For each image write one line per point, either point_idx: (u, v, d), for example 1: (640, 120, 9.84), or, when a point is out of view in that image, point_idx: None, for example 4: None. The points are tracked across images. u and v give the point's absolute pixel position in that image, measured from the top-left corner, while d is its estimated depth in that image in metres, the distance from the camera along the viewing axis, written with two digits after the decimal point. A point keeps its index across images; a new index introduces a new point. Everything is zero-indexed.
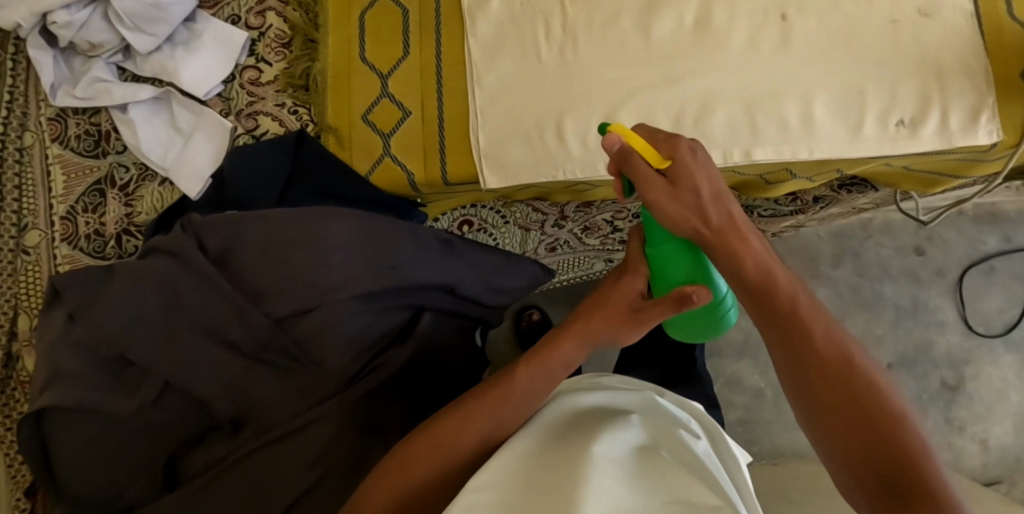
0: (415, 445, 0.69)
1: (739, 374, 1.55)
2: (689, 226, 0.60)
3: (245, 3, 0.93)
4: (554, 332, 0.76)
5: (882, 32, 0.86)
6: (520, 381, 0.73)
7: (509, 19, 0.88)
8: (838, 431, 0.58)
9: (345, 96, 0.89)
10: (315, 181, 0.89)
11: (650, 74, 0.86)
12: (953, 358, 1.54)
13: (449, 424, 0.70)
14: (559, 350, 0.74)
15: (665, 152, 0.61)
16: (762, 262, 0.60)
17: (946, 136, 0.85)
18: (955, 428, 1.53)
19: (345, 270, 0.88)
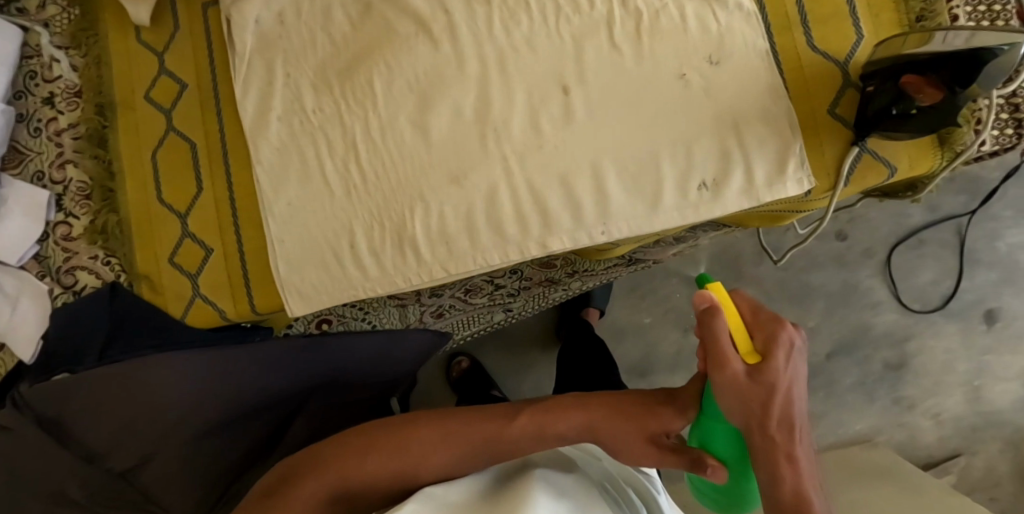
0: (377, 445, 0.75)
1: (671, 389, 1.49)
2: (744, 415, 0.63)
3: (47, 158, 0.92)
4: (575, 400, 0.77)
5: (671, 89, 0.81)
6: (516, 426, 0.76)
7: (291, 141, 0.86)
8: None
9: (150, 241, 0.89)
10: (139, 331, 0.89)
11: (437, 175, 0.83)
12: (894, 337, 1.48)
13: (436, 436, 0.76)
14: (559, 422, 0.76)
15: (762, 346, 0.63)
16: (801, 492, 0.63)
17: (752, 192, 0.81)
18: (905, 407, 1.48)
19: (179, 408, 0.90)
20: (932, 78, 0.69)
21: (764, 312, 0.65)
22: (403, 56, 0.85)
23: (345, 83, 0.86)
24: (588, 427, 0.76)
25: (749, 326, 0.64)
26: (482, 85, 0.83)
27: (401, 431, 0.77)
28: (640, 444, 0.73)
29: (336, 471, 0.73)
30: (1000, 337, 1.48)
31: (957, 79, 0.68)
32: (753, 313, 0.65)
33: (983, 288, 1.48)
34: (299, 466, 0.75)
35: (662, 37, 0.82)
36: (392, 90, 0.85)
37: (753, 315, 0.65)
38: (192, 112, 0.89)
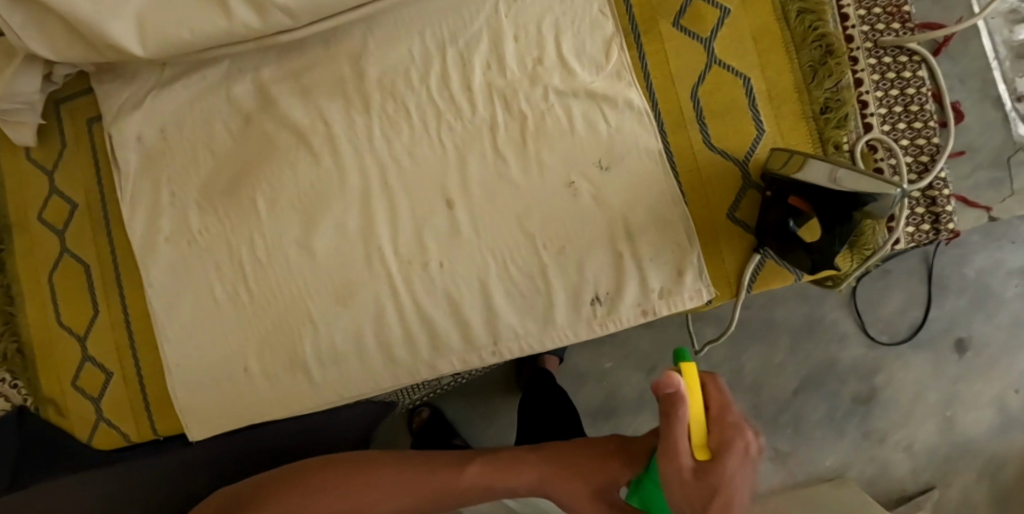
0: (342, 479, 0.71)
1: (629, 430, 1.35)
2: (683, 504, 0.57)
3: None
4: (533, 453, 0.75)
5: (559, 199, 0.76)
6: (467, 473, 0.73)
7: (181, 262, 0.84)
8: None
9: (51, 365, 0.88)
10: (43, 458, 0.86)
11: (323, 297, 0.80)
12: (861, 369, 1.36)
13: (392, 480, 0.72)
14: (525, 470, 0.74)
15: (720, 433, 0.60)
16: None
17: (648, 305, 0.76)
18: (875, 441, 1.35)
19: None
20: (816, 208, 0.68)
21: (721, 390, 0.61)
22: (284, 170, 0.81)
23: (229, 202, 0.83)
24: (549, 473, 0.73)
25: (710, 420, 0.59)
26: (364, 200, 0.80)
27: (382, 459, 0.74)
28: (598, 502, 0.71)
29: (297, 495, 0.69)
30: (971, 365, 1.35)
31: (834, 212, 0.67)
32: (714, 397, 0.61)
33: (954, 315, 1.35)
34: (267, 485, 0.71)
35: (548, 142, 0.77)
36: (274, 208, 0.82)
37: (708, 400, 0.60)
38: (84, 234, 0.88)
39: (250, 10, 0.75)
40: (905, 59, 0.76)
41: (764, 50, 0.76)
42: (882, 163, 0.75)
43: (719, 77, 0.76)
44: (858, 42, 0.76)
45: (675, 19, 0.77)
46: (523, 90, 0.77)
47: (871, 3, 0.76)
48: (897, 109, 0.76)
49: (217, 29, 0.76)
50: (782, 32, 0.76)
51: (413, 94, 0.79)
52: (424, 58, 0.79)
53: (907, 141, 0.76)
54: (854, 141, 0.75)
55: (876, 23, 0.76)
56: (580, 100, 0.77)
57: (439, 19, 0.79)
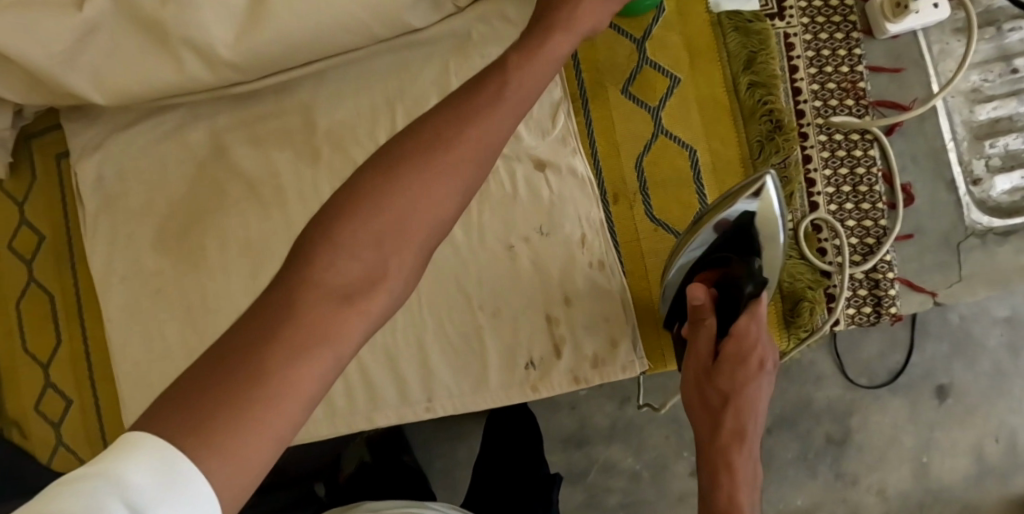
0: (349, 212, 0.49)
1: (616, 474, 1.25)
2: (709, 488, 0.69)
3: None
4: (479, 99, 0.54)
5: (496, 264, 0.77)
6: (407, 187, 0.50)
7: (135, 299, 0.86)
8: None
9: (15, 391, 0.92)
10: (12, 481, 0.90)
11: None
12: (836, 410, 1.18)
13: (378, 193, 0.50)
14: (494, 116, 0.54)
15: (747, 443, 0.70)
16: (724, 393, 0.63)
17: (582, 372, 0.76)
18: (847, 483, 1.17)
19: None
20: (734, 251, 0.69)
21: (763, 370, 0.71)
22: (234, 218, 0.82)
23: (183, 245, 0.84)
24: (479, 81, 0.56)
25: None
26: None
27: (379, 180, 0.50)
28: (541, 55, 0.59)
29: (333, 252, 0.48)
30: (947, 414, 1.16)
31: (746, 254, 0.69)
32: (752, 398, 0.71)
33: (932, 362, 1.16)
34: (224, 359, 0.44)
35: (490, 205, 0.77)
36: (225, 254, 0.83)
37: (743, 338, 0.70)
38: (48, 265, 0.90)
39: (199, 62, 0.76)
40: (856, 137, 0.76)
41: (711, 120, 0.75)
42: (826, 243, 0.75)
43: (665, 147, 0.75)
44: (809, 117, 0.76)
45: (624, 85, 0.76)
46: None
47: (825, 78, 0.76)
48: (844, 189, 0.75)
49: (170, 80, 0.77)
50: (731, 103, 0.75)
51: (361, 147, 0.80)
52: (374, 113, 0.80)
53: (853, 222, 0.76)
54: (798, 219, 0.75)
55: (829, 98, 0.76)
56: (525, 164, 0.76)
57: (389, 76, 0.80)
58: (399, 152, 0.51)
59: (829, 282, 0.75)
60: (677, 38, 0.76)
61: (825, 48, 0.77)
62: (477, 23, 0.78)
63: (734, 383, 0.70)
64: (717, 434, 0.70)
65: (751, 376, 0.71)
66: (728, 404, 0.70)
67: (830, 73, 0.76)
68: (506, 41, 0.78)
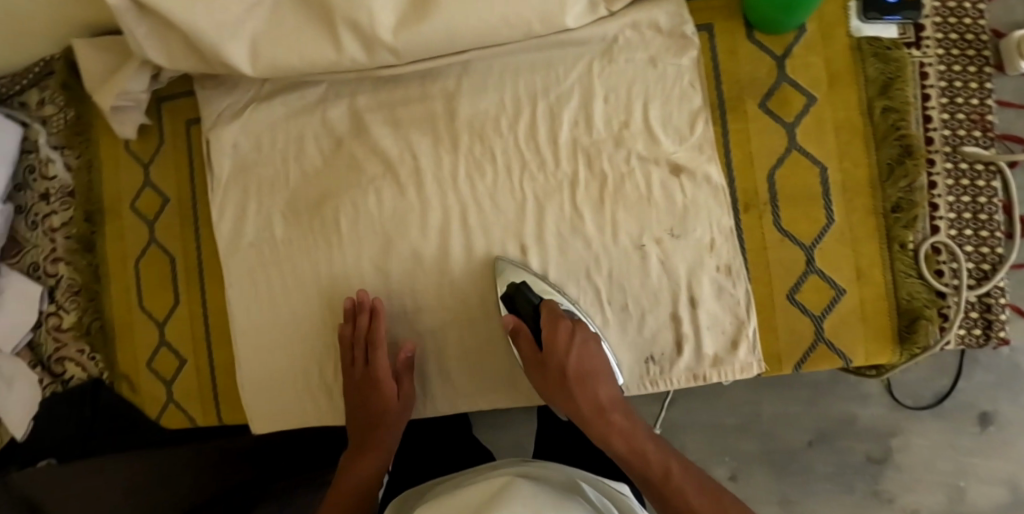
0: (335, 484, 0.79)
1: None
2: (642, 477, 0.73)
3: (43, 251, 0.98)
4: (353, 394, 0.84)
5: (627, 262, 0.80)
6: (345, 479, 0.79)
7: (260, 265, 0.89)
8: None
9: (130, 345, 0.95)
10: (115, 437, 0.95)
11: (390, 320, 0.86)
12: (877, 430, 1.13)
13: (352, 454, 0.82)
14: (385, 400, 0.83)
15: (615, 407, 0.77)
16: (613, 396, 0.77)
17: (700, 369, 0.80)
18: (883, 502, 1.13)
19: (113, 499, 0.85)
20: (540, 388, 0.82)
21: (580, 333, 0.78)
22: (369, 196, 0.85)
23: (313, 218, 0.87)
24: (372, 379, 0.82)
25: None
26: (442, 234, 0.84)
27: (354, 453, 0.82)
28: (386, 382, 0.82)
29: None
30: (984, 444, 1.11)
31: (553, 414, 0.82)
32: (591, 358, 0.77)
33: (978, 392, 1.12)
34: None
35: (624, 205, 0.80)
36: (356, 230, 0.86)
37: (551, 344, 0.78)
38: (171, 226, 0.93)
39: (358, 45, 0.79)
40: (981, 168, 0.80)
41: (844, 142, 0.78)
42: (943, 265, 0.79)
43: (798, 162, 0.79)
44: (938, 145, 0.79)
45: (762, 101, 0.79)
46: (608, 152, 0.81)
47: (956, 108, 0.80)
48: (966, 215, 0.79)
49: (326, 60, 0.80)
50: (864, 126, 0.78)
51: (501, 138, 0.83)
52: (516, 106, 0.83)
53: (971, 247, 0.79)
54: (920, 241, 0.79)
55: (959, 127, 0.80)
56: (661, 169, 0.80)
57: (532, 72, 0.82)
58: (345, 464, 0.81)
59: (944, 303, 0.78)
60: (817, 60, 0.79)
61: (958, 80, 0.80)
62: (628, 28, 0.80)
63: (561, 363, 0.77)
64: (584, 417, 0.76)
65: (574, 341, 0.78)
66: (572, 377, 0.77)
67: (961, 104, 0.80)
68: (651, 49, 0.80)
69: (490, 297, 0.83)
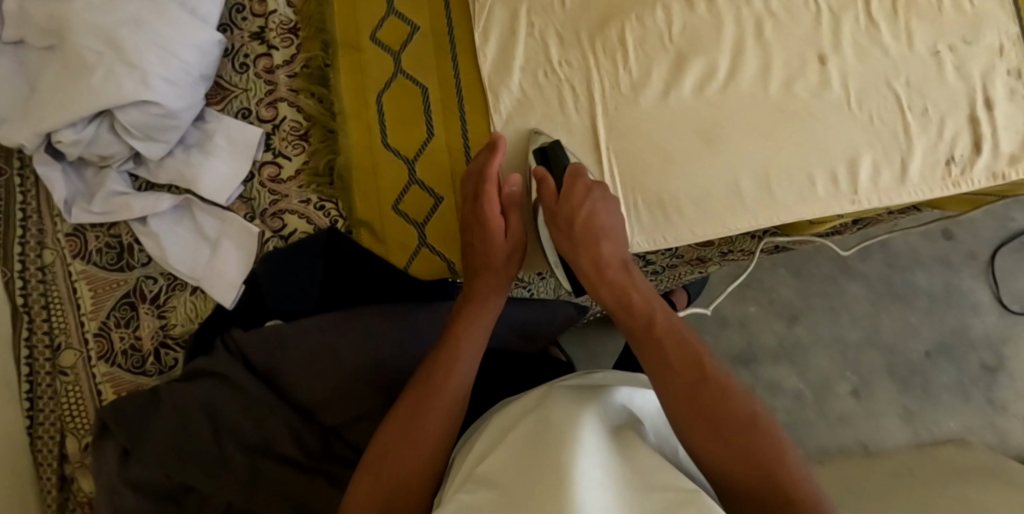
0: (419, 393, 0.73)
1: (826, 374, 1.33)
2: (631, 325, 0.74)
3: (255, 95, 0.89)
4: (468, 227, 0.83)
5: (925, 68, 0.83)
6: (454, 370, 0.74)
7: (533, 89, 0.84)
8: (703, 440, 0.64)
9: (370, 189, 0.85)
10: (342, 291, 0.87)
11: (684, 137, 0.82)
12: (992, 339, 1.33)
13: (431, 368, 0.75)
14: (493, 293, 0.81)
15: (618, 262, 0.79)
16: (601, 262, 0.78)
17: (998, 171, 0.82)
18: (998, 409, 1.30)
19: (350, 360, 0.84)
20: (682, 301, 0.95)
21: (596, 191, 0.79)
22: (657, 12, 0.83)
23: (595, 37, 0.84)
24: (482, 216, 0.81)
25: None
26: (736, 49, 0.83)
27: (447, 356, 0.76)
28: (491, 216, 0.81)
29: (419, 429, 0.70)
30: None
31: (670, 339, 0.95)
32: (597, 212, 0.78)
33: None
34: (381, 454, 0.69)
35: (918, 14, 0.83)
36: (644, 48, 0.83)
37: (568, 192, 0.79)
38: (424, 55, 0.86)
39: None
40: None
41: None
42: None
43: None
44: None
45: None
46: None
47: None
48: None
49: None
50: None
51: None
52: None
53: None
54: None
55: None
56: None
57: None
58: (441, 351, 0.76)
59: None
60: None
61: None
62: None
63: (571, 211, 0.78)
64: (583, 271, 0.79)
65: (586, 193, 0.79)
66: (579, 229, 0.78)
67: None
68: None
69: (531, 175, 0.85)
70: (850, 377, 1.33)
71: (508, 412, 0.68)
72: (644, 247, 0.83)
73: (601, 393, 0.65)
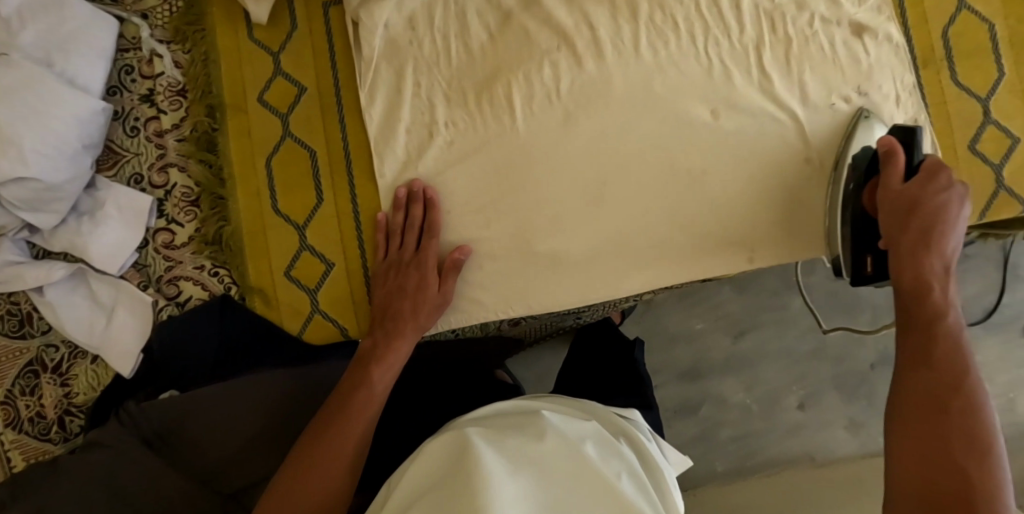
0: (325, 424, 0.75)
1: (775, 389, 1.28)
2: (908, 308, 0.70)
3: (146, 160, 0.87)
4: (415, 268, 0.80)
5: (818, 118, 0.80)
6: (358, 404, 0.77)
7: (421, 151, 0.83)
8: (912, 439, 0.64)
9: (262, 254, 0.85)
10: (266, 347, 0.87)
11: (573, 197, 0.81)
12: None
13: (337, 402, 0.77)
14: (403, 342, 0.79)
15: (941, 258, 0.70)
16: (921, 239, 0.70)
17: None
18: None
19: (250, 425, 0.84)
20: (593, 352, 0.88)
21: (955, 189, 0.71)
22: (543, 69, 0.81)
23: (481, 96, 0.82)
24: (417, 260, 0.80)
25: None
26: (626, 105, 0.81)
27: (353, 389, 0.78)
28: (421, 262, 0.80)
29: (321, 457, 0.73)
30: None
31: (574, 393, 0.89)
32: (947, 211, 0.70)
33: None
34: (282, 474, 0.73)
35: (810, 66, 0.81)
36: (531, 107, 0.81)
37: (930, 174, 0.71)
38: (311, 118, 0.85)
39: None
40: None
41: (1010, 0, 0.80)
42: None
43: (973, 20, 0.81)
44: None
45: None
46: (791, 15, 0.81)
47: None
48: None
49: None
50: None
51: (682, 5, 0.81)
52: None
53: None
54: None
55: None
56: (844, 29, 0.81)
57: None
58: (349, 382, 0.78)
59: None
60: None
61: None
62: None
63: (917, 198, 0.70)
64: (895, 240, 0.71)
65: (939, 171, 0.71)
66: (913, 208, 0.70)
67: None
68: None
69: (759, 171, 0.80)
70: (798, 391, 1.28)
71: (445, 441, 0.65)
72: (540, 307, 0.82)
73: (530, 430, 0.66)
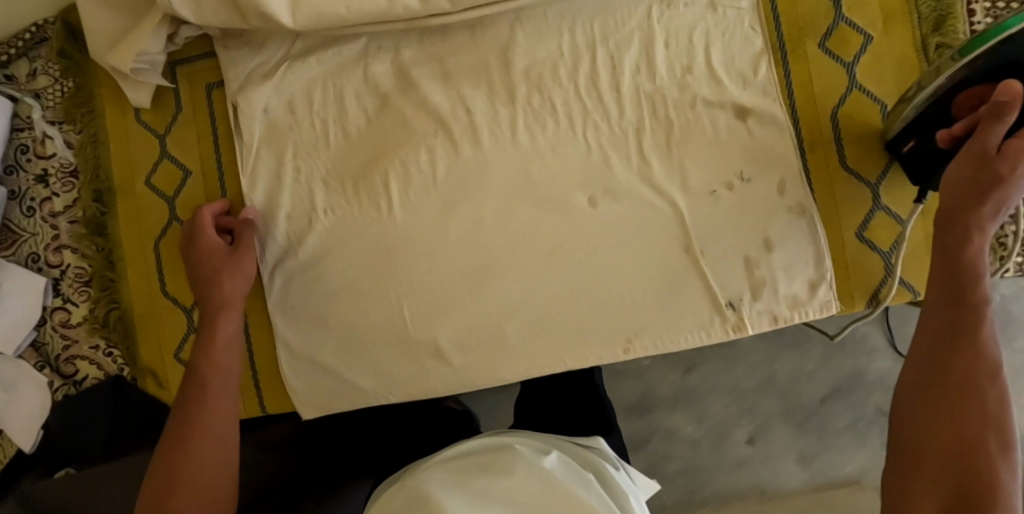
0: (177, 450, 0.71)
1: (722, 421, 1.14)
2: (949, 292, 0.67)
3: (42, 239, 0.88)
4: (209, 275, 0.79)
5: (700, 205, 0.79)
6: (200, 424, 0.73)
7: (301, 238, 0.83)
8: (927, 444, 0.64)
9: (152, 335, 0.87)
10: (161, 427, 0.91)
11: (449, 283, 0.81)
12: None
13: (178, 429, 0.72)
14: (218, 353, 0.76)
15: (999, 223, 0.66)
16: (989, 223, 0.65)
17: (780, 311, 0.79)
18: None
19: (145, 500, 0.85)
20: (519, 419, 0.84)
21: None
22: (420, 155, 0.81)
23: (360, 183, 0.82)
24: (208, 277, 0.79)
25: None
26: (504, 192, 0.80)
27: (189, 410, 0.73)
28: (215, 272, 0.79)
29: (187, 491, 0.69)
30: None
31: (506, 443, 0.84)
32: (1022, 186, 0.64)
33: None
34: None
35: (692, 151, 0.79)
36: (409, 194, 0.81)
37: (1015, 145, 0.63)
38: (197, 202, 0.85)
39: None
40: None
41: (902, 79, 0.80)
42: None
43: (859, 101, 0.79)
44: None
45: (821, 41, 0.80)
46: (673, 97, 0.79)
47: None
48: None
49: (376, 9, 0.75)
50: (920, 63, 0.79)
51: (561, 89, 0.80)
52: (573, 56, 0.80)
53: None
54: None
55: None
56: (728, 112, 0.79)
57: (592, 15, 0.80)
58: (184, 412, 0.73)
59: (1002, 231, 0.80)
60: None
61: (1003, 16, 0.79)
62: None
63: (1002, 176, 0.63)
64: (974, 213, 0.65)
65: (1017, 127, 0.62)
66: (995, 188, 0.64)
67: None
68: None
69: (637, 259, 0.79)
70: (746, 424, 1.14)
71: (414, 484, 0.61)
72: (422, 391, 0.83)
73: (494, 470, 0.63)
